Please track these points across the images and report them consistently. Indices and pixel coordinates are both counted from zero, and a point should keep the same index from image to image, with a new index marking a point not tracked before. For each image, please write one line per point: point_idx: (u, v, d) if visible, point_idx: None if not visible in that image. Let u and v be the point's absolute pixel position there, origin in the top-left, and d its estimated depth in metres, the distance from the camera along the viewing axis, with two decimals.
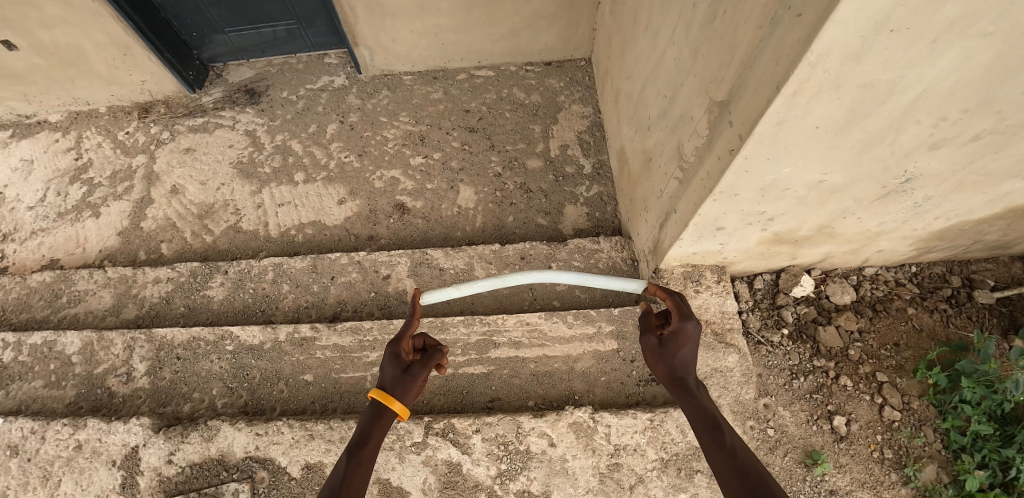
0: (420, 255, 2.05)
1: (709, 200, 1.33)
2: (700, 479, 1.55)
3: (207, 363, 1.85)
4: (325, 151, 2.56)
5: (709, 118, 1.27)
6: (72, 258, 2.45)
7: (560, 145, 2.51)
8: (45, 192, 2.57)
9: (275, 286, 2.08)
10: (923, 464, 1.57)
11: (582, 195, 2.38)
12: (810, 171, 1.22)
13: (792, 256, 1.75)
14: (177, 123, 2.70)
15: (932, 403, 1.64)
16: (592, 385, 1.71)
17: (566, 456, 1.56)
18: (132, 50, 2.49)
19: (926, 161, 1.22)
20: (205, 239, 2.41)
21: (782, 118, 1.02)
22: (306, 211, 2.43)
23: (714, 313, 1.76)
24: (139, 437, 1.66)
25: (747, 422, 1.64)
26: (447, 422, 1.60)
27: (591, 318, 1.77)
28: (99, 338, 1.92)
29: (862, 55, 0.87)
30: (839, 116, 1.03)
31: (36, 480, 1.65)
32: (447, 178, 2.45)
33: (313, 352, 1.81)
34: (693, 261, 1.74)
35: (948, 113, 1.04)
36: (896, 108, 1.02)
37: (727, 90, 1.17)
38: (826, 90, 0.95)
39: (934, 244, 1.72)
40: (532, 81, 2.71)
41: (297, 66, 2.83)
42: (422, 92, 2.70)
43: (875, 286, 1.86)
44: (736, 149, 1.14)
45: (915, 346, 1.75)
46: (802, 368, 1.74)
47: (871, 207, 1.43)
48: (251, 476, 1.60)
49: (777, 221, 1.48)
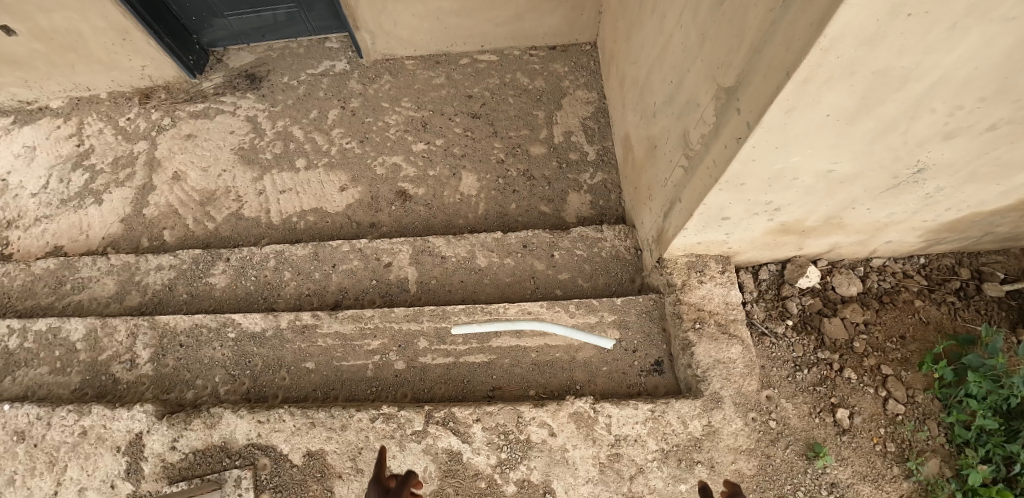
0: (422, 243, 2.03)
1: (714, 190, 1.31)
2: (701, 470, 1.54)
3: (210, 350, 1.86)
4: (326, 137, 2.54)
5: (716, 105, 1.24)
6: (76, 245, 2.45)
7: (564, 131, 2.47)
8: (49, 179, 2.57)
9: (278, 273, 2.07)
10: (926, 458, 1.56)
11: (586, 182, 2.35)
12: (820, 160, 1.19)
13: (799, 246, 1.71)
14: (178, 109, 2.68)
15: (937, 396, 1.62)
16: (594, 374, 1.71)
17: (567, 446, 1.56)
18: (131, 34, 2.46)
19: (939, 150, 1.18)
20: (207, 226, 2.40)
21: (793, 104, 0.99)
22: (309, 198, 2.41)
23: (718, 303, 1.71)
24: (143, 423, 1.67)
25: (749, 413, 1.60)
26: (448, 411, 1.60)
27: (593, 307, 1.77)
28: (103, 324, 1.93)
29: (877, 39, 0.83)
30: (851, 103, 1.00)
31: (43, 465, 1.68)
32: (449, 165, 2.42)
33: (315, 339, 1.81)
34: (698, 250, 1.71)
35: (963, 102, 1.01)
36: (910, 96, 0.98)
37: (736, 76, 1.14)
38: (839, 76, 0.92)
39: (944, 235, 1.69)
40: (536, 65, 2.66)
41: (299, 50, 2.80)
42: (425, 77, 2.66)
43: (882, 277, 1.84)
44: (744, 136, 1.11)
45: (922, 339, 1.73)
46: (806, 360, 1.72)
47: (880, 198, 1.40)
48: (253, 463, 1.62)
49: (785, 211, 1.45)
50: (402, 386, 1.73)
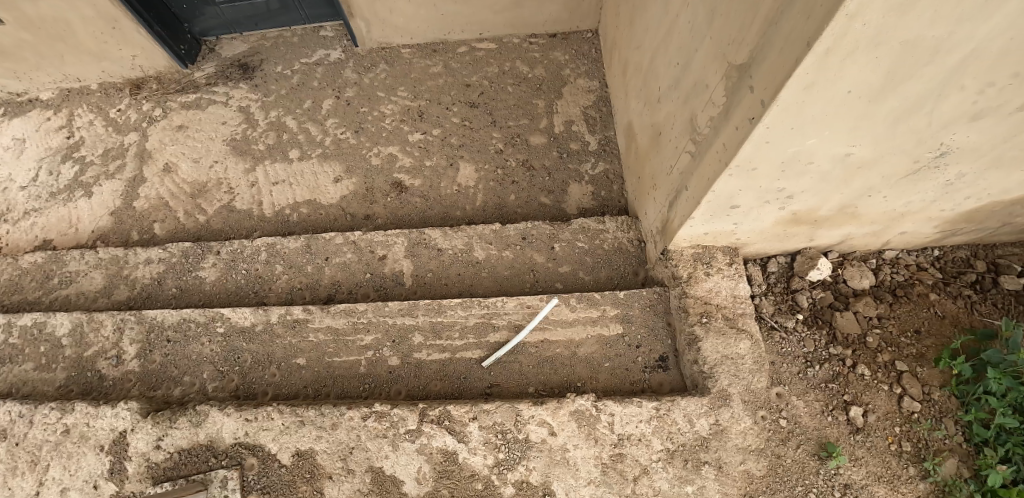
0: (417, 235, 1.97)
1: (724, 175, 1.24)
2: (709, 471, 1.47)
3: (199, 346, 1.79)
4: (321, 128, 2.47)
5: (727, 85, 1.17)
6: (65, 238, 2.39)
7: (565, 121, 2.39)
8: (38, 171, 2.50)
9: (269, 267, 2.01)
10: (943, 458, 1.49)
11: (587, 173, 2.27)
12: (838, 143, 1.12)
13: (810, 238, 1.64)
14: (169, 99, 2.61)
15: (954, 394, 1.55)
16: (595, 371, 1.64)
17: (568, 446, 1.50)
18: (120, 23, 2.38)
19: (965, 133, 1.11)
20: (198, 219, 2.34)
21: (813, 80, 0.92)
22: (302, 189, 2.35)
23: (725, 297, 1.64)
24: (128, 421, 1.60)
25: (759, 411, 1.53)
26: (443, 409, 1.54)
27: (595, 301, 1.70)
28: (89, 319, 1.87)
29: (909, 4, 0.76)
30: (875, 79, 0.92)
31: (25, 465, 1.62)
32: (447, 155, 2.35)
33: (307, 334, 1.74)
34: (705, 241, 1.64)
35: (994, 79, 0.94)
36: (939, 71, 0.91)
37: (749, 52, 1.07)
38: (864, 47, 0.84)
39: (961, 226, 1.62)
40: (536, 54, 2.58)
41: (293, 39, 2.72)
42: (422, 65, 2.58)
43: (895, 269, 1.76)
44: (758, 116, 1.04)
45: (937, 333, 1.66)
46: (817, 356, 1.66)
47: (898, 186, 1.33)
48: (240, 463, 1.55)
49: (797, 199, 1.37)
50: (396, 383, 1.66)
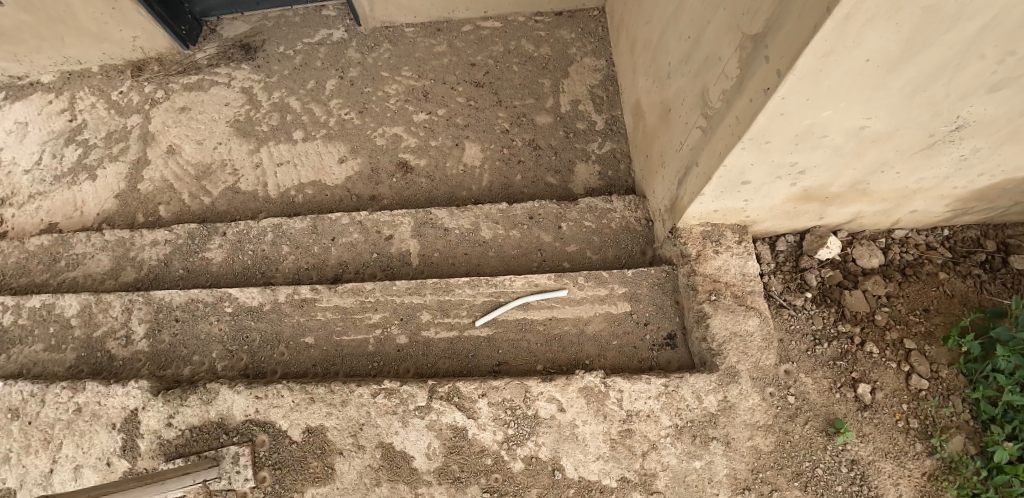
0: (424, 215, 1.96)
1: (736, 149, 1.22)
2: (717, 446, 1.48)
3: (207, 325, 1.80)
4: (324, 108, 2.45)
5: (741, 56, 1.14)
6: (71, 221, 2.38)
7: (571, 100, 2.37)
8: (42, 154, 2.49)
9: (275, 247, 2.00)
10: (950, 435, 1.49)
11: (594, 153, 2.25)
12: (853, 115, 1.10)
13: (820, 215, 1.63)
14: (171, 81, 2.58)
15: (962, 372, 1.55)
16: (603, 349, 1.65)
17: (577, 422, 1.51)
18: (120, 4, 2.35)
19: (982, 105, 1.09)
20: (203, 201, 2.33)
21: (831, 47, 0.90)
22: (306, 170, 2.33)
23: (735, 275, 1.64)
24: (139, 399, 1.62)
25: (767, 388, 1.54)
26: (453, 385, 1.54)
27: (603, 280, 1.70)
28: (98, 301, 1.87)
29: None
30: (894, 47, 0.90)
31: (38, 443, 1.64)
32: (452, 135, 2.33)
33: (314, 313, 1.75)
34: (714, 219, 1.63)
35: (1015, 48, 0.92)
36: (960, 37, 0.89)
37: (764, 21, 1.04)
38: (884, 12, 0.82)
39: (972, 205, 1.60)
40: (542, 32, 2.54)
41: (295, 19, 2.69)
42: (425, 45, 2.55)
43: (905, 249, 1.75)
44: (774, 87, 1.02)
45: (946, 312, 1.66)
46: (825, 333, 1.65)
47: (912, 161, 1.32)
48: (251, 439, 1.57)
49: (809, 175, 1.36)
50: (405, 361, 1.67)
